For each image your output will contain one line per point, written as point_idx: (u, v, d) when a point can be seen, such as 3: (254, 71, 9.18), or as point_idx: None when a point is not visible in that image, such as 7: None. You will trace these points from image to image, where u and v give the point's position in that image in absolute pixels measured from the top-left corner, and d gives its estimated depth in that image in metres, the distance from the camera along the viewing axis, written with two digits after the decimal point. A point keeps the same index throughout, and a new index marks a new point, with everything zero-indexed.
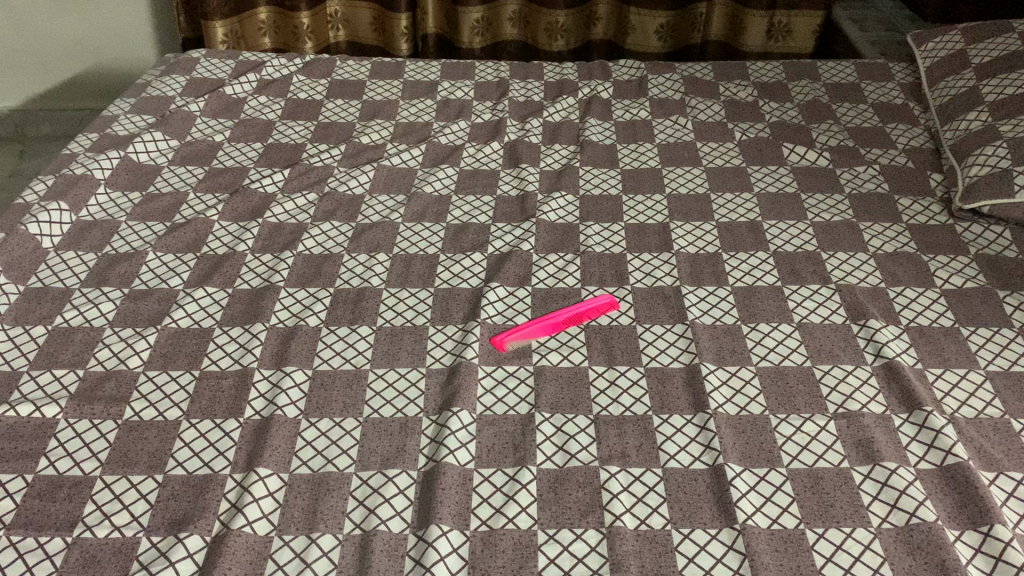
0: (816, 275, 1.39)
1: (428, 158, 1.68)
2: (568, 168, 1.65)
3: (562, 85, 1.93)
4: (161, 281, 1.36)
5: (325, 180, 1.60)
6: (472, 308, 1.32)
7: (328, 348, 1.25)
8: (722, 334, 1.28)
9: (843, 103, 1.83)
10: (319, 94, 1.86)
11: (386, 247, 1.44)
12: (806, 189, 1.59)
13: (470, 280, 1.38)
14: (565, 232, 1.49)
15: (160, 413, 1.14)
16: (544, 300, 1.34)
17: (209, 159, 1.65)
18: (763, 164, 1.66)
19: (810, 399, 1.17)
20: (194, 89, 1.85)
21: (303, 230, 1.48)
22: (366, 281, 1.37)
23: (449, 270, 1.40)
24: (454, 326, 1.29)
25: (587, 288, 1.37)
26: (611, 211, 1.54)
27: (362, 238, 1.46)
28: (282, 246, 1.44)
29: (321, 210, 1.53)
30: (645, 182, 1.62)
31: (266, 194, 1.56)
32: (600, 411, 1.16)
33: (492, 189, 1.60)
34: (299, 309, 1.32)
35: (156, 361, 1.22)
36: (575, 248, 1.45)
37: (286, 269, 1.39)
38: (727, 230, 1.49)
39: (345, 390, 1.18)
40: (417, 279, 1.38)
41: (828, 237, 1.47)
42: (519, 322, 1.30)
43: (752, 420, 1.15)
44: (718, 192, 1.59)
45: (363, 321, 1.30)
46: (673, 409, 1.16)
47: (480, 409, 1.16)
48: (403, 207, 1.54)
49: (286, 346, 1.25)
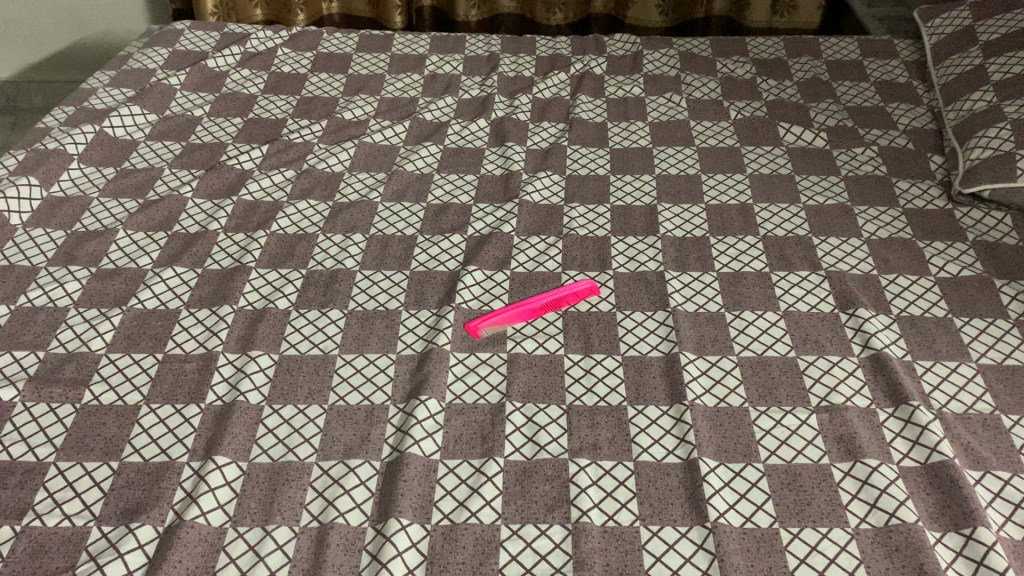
0: (806, 261, 1.33)
1: (412, 135, 1.63)
2: (556, 147, 1.60)
3: (554, 60, 1.87)
4: (129, 260, 1.32)
5: (304, 156, 1.56)
6: (447, 293, 1.28)
7: (296, 332, 1.21)
8: (705, 322, 1.24)
9: (844, 81, 1.77)
10: (303, 68, 1.82)
11: (363, 227, 1.40)
12: (801, 171, 1.53)
13: (448, 262, 1.34)
14: (549, 214, 1.44)
15: (120, 398, 1.11)
16: (522, 285, 1.30)
17: (186, 134, 1.61)
18: (757, 144, 1.60)
19: (792, 391, 1.13)
20: (175, 62, 1.81)
21: (278, 209, 1.44)
22: (339, 263, 1.33)
23: (427, 252, 1.36)
24: (428, 310, 1.25)
25: (568, 273, 1.32)
26: (597, 193, 1.49)
27: (338, 218, 1.42)
28: (256, 225, 1.40)
29: (298, 188, 1.49)
30: (634, 162, 1.57)
31: (243, 170, 1.52)
32: (574, 401, 1.12)
33: (477, 167, 1.55)
34: (269, 291, 1.28)
35: (119, 343, 1.19)
36: (559, 230, 1.41)
37: (259, 249, 1.35)
38: (717, 214, 1.44)
39: (310, 376, 1.15)
40: (392, 262, 1.34)
41: (820, 222, 1.41)
42: (495, 307, 1.26)
43: (730, 413, 1.11)
44: (710, 173, 1.54)
45: (334, 304, 1.26)
46: (649, 400, 1.12)
47: (450, 397, 1.13)
48: (383, 186, 1.50)
49: (253, 329, 1.21)
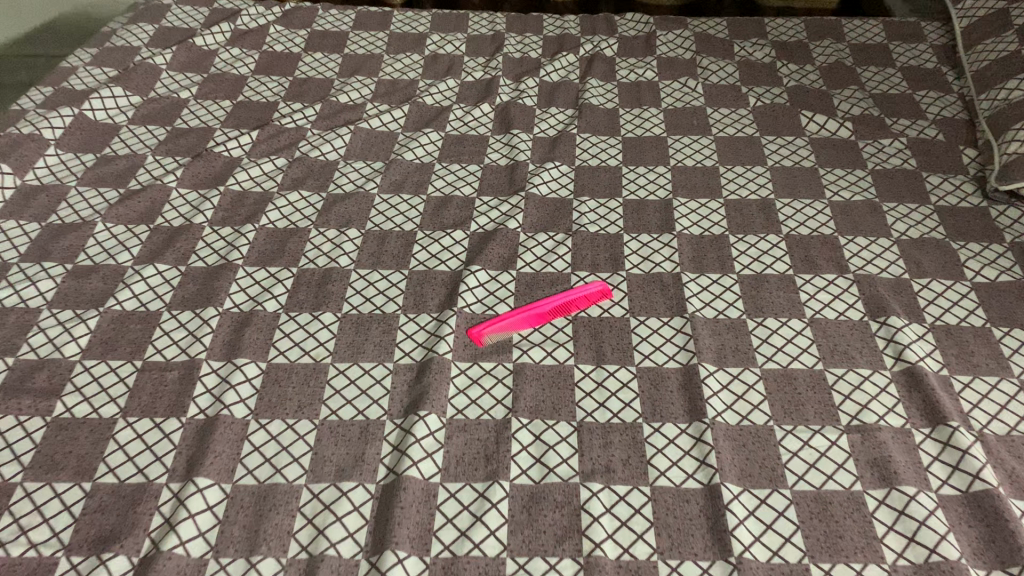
0: (833, 263, 1.25)
1: (412, 121, 1.54)
2: (564, 135, 1.51)
3: (562, 41, 1.77)
4: (108, 256, 1.23)
5: (297, 143, 1.47)
6: (449, 295, 1.20)
7: (286, 338, 1.13)
8: (725, 330, 1.15)
9: (869, 66, 1.67)
10: (297, 47, 1.71)
11: (358, 222, 1.31)
12: (825, 164, 1.44)
13: (449, 261, 1.25)
14: (557, 209, 1.35)
15: (94, 410, 1.03)
16: (529, 287, 1.21)
17: (171, 118, 1.51)
18: (778, 134, 1.51)
19: (820, 409, 1.05)
20: (161, 40, 1.71)
21: (268, 201, 1.34)
22: (333, 261, 1.24)
23: (427, 250, 1.27)
24: (428, 315, 1.17)
25: (578, 274, 1.24)
26: (608, 186, 1.40)
27: (331, 211, 1.33)
28: (245, 219, 1.31)
29: (290, 177, 1.39)
30: (648, 152, 1.48)
31: (231, 158, 1.43)
32: (585, 417, 1.04)
33: (480, 157, 1.46)
34: (258, 292, 1.19)
35: (95, 348, 1.10)
36: (567, 227, 1.32)
37: (247, 245, 1.26)
38: (736, 210, 1.35)
39: (300, 387, 1.06)
40: (390, 261, 1.25)
41: (847, 220, 1.32)
42: (500, 312, 1.17)
43: (754, 432, 1.02)
44: (728, 165, 1.44)
45: (326, 308, 1.17)
46: (666, 417, 1.04)
47: (451, 412, 1.04)
48: (381, 176, 1.40)
49: (239, 335, 1.13)
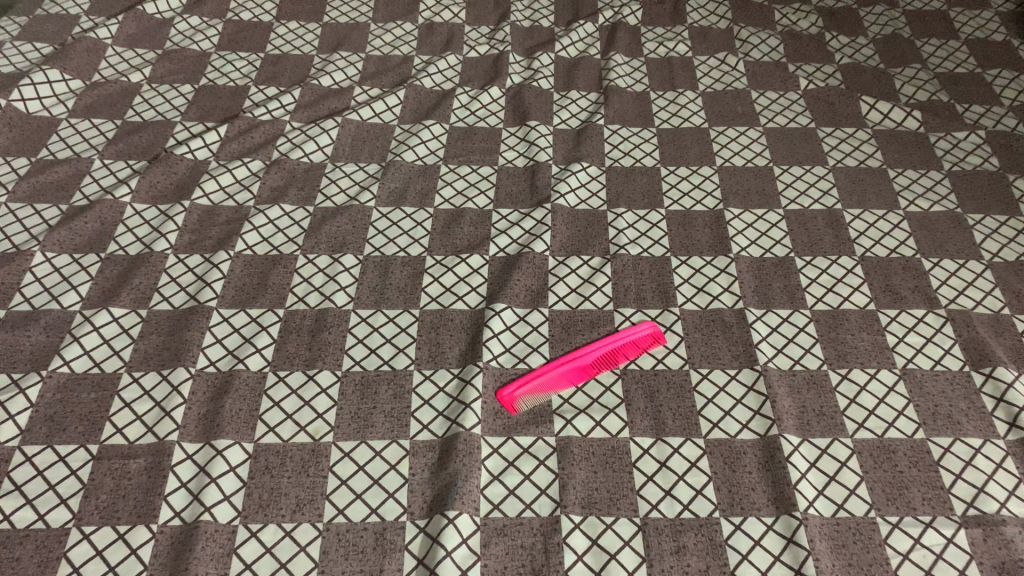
0: (919, 296, 1.06)
1: (409, 109, 1.31)
2: (589, 128, 1.29)
3: (577, 7, 1.53)
4: (50, 299, 1.01)
5: (274, 141, 1.23)
6: (470, 344, 0.99)
7: (276, 409, 0.92)
8: (804, 388, 0.97)
9: (929, 39, 1.46)
10: (268, 14, 1.46)
11: (354, 245, 1.09)
12: (895, 163, 1.24)
13: (468, 297, 1.04)
14: (589, 225, 1.14)
15: (41, 518, 0.82)
16: (566, 330, 1.01)
17: (121, 109, 1.26)
18: (836, 124, 1.30)
19: (929, 494, 0.87)
20: (104, 6, 1.44)
21: (244, 218, 1.12)
22: (327, 299, 1.03)
23: (440, 281, 1.06)
24: (448, 371, 0.96)
25: (622, 312, 1.03)
26: (646, 193, 1.19)
27: (321, 231, 1.11)
28: (217, 244, 1.09)
29: (268, 186, 1.17)
30: (688, 148, 1.26)
31: (196, 161, 1.19)
32: (649, 512, 0.85)
33: (493, 156, 1.24)
34: (238, 345, 0.98)
35: (38, 429, 0.88)
36: (604, 248, 1.11)
37: (221, 281, 1.04)
38: (798, 225, 1.15)
39: (298, 478, 0.86)
40: (395, 297, 1.03)
41: (928, 237, 1.13)
42: (535, 366, 0.97)
43: (854, 528, 0.85)
44: (783, 165, 1.24)
45: (323, 364, 0.96)
46: (747, 511, 0.86)
47: (486, 508, 0.85)
48: (377, 183, 1.18)
49: (218, 406, 0.92)
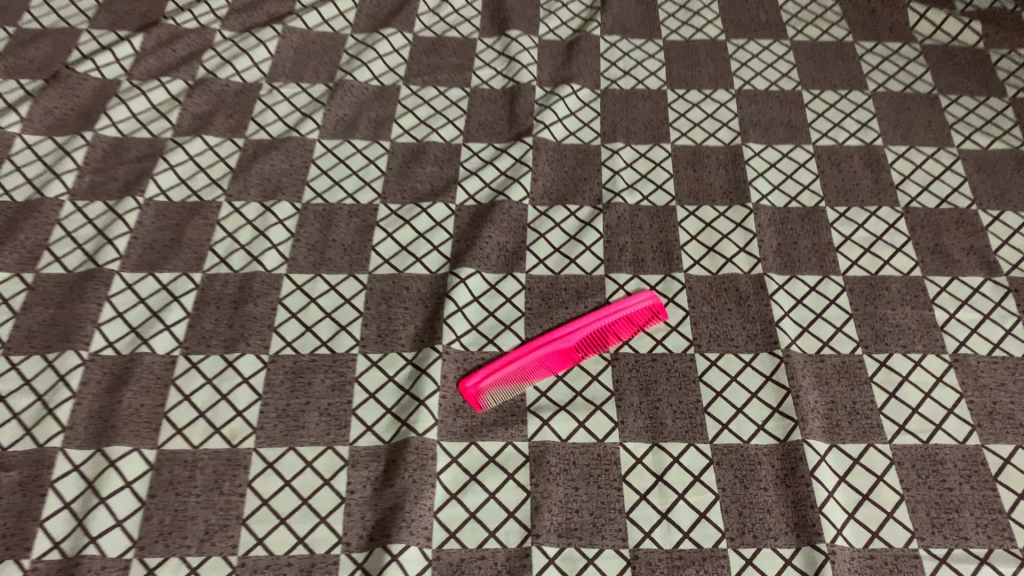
0: (976, 260, 0.88)
1: (366, 16, 1.09)
2: (581, 40, 1.07)
3: None
4: None
5: (200, 55, 1.02)
6: (428, 321, 0.81)
7: (187, 405, 0.75)
8: (833, 379, 0.79)
9: None
10: None
11: (291, 189, 0.90)
12: (948, 88, 1.03)
13: (428, 258, 0.86)
14: (578, 164, 0.95)
15: None
16: (546, 302, 0.83)
17: (15, 12, 1.04)
18: (878, 37, 1.09)
19: (984, 519, 0.71)
20: None
21: (158, 155, 0.92)
22: (255, 260, 0.84)
23: (394, 237, 0.87)
24: (399, 355, 0.79)
25: (614, 278, 0.85)
26: (649, 123, 0.99)
27: (251, 172, 0.91)
28: (123, 187, 0.89)
29: (190, 114, 0.96)
30: (700, 66, 1.05)
31: (103, 80, 0.99)
32: (641, 542, 0.70)
33: (465, 75, 1.03)
34: (144, 321, 0.80)
35: None
36: (595, 195, 0.92)
37: (127, 236, 0.85)
38: (830, 166, 0.96)
39: (210, 496, 0.70)
40: (338, 257, 0.85)
41: (988, 184, 0.94)
42: (506, 348, 0.80)
43: (891, 563, 0.69)
44: (813, 89, 1.03)
45: (247, 346, 0.78)
46: (761, 541, 0.70)
47: (441, 536, 0.69)
48: (323, 109, 0.97)
49: (115, 401, 0.75)
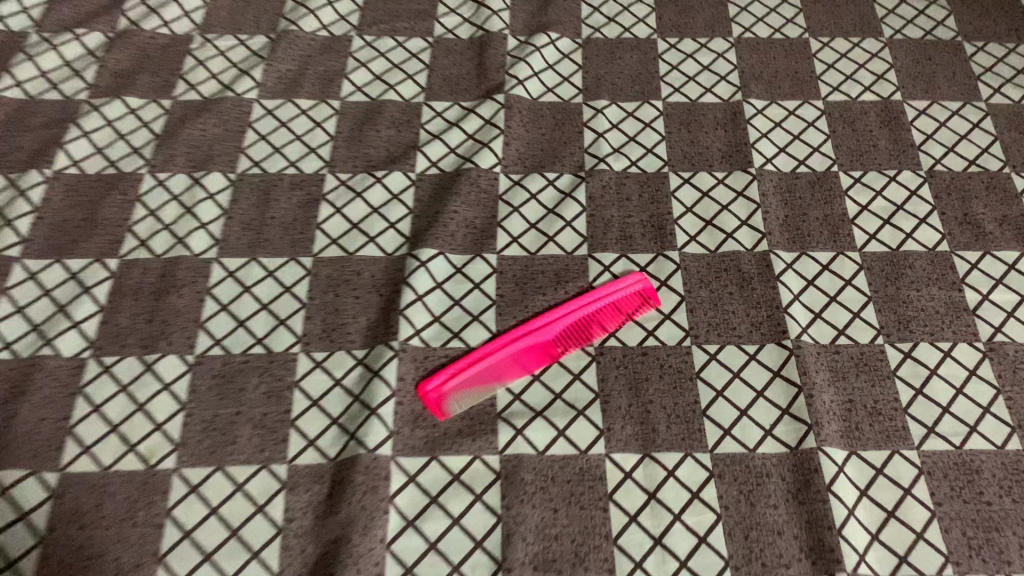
0: (1010, 232, 0.77)
1: None
2: None
3: None
4: None
5: (121, 4, 0.89)
6: (382, 312, 0.70)
7: (96, 418, 0.64)
8: (851, 374, 0.69)
9: None
10: None
11: (225, 159, 0.78)
12: (974, 34, 0.91)
13: (382, 237, 0.74)
14: (557, 124, 0.82)
15: None
16: (520, 288, 0.72)
17: None
18: None
19: None
20: None
21: (71, 120, 0.80)
22: (181, 243, 0.73)
23: (344, 212, 0.75)
24: (348, 354, 0.68)
25: (598, 259, 0.74)
26: (637, 77, 0.87)
27: (179, 138, 0.79)
28: (28, 158, 0.77)
29: (109, 71, 0.84)
30: (695, 12, 0.93)
31: (8, 34, 0.86)
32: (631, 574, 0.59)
33: (428, 23, 0.90)
34: (47, 317, 0.68)
35: None
36: (575, 161, 0.80)
37: (30, 216, 0.73)
38: (843, 124, 0.84)
39: (121, 529, 0.59)
40: (278, 238, 0.73)
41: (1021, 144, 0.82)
42: (473, 343, 0.69)
43: None
44: (822, 36, 0.91)
45: (169, 346, 0.67)
46: (772, 570, 0.60)
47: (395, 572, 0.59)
48: (263, 65, 0.85)
49: (10, 415, 0.63)
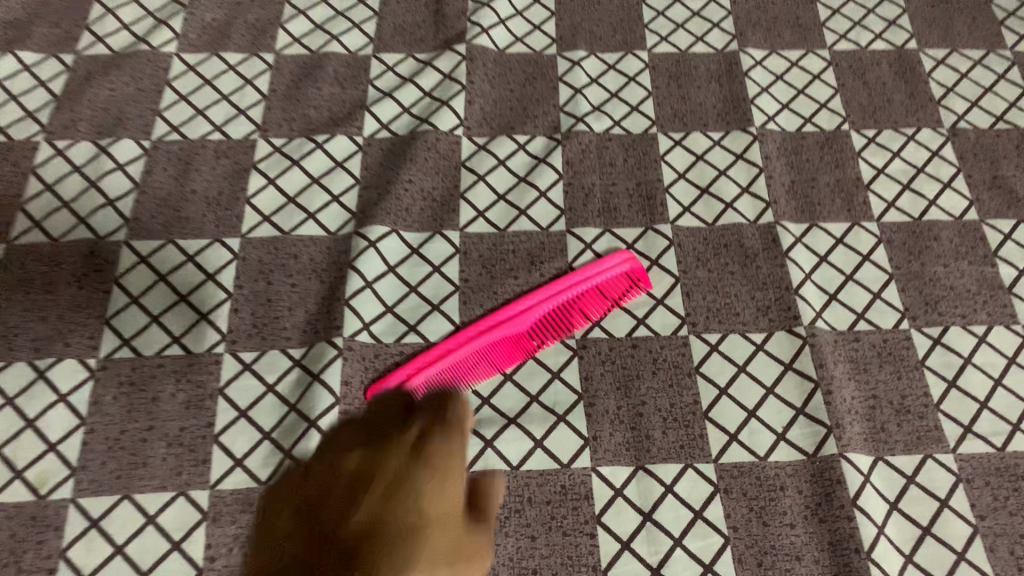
0: None
1: None
2: None
3: None
4: None
5: None
6: (325, 301, 0.59)
7: None
8: (874, 365, 0.59)
9: None
10: None
11: (138, 123, 0.66)
12: None
13: (325, 212, 0.63)
14: (528, 78, 0.71)
15: None
16: (487, 270, 0.61)
17: None
18: None
19: None
20: None
21: None
22: (83, 224, 0.61)
23: (279, 184, 0.64)
24: (283, 353, 0.57)
25: (578, 235, 0.63)
26: (618, 24, 0.76)
27: (83, 99, 0.67)
28: None
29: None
30: None
31: None
32: None
33: None
34: None
35: None
36: (550, 120, 0.69)
37: None
38: (853, 76, 0.74)
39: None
40: (199, 216, 0.62)
41: None
42: (433, 337, 0.58)
43: None
44: None
45: (66, 349, 0.56)
46: None
47: None
48: (184, 13, 0.73)
49: None
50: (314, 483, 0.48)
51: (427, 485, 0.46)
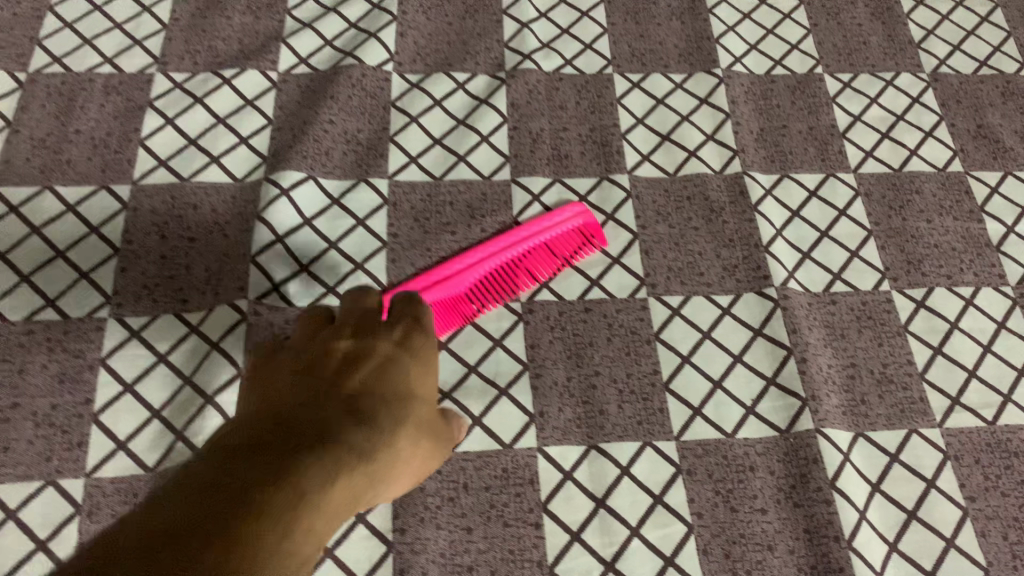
0: None
1: None
2: None
3: None
4: None
5: None
6: (230, 258, 0.51)
7: None
8: (852, 330, 0.53)
9: None
10: None
11: (12, 54, 0.57)
12: None
13: (231, 157, 0.55)
14: (468, 9, 0.63)
15: None
16: (420, 224, 0.54)
17: None
18: None
19: None
20: None
21: None
22: None
23: (178, 124, 0.55)
24: (180, 318, 0.49)
25: (524, 184, 0.56)
26: None
27: None
28: None
29: None
30: None
31: None
32: None
33: None
34: None
35: None
36: (492, 58, 0.61)
37: None
38: (828, 13, 0.67)
39: None
40: (82, 160, 0.53)
41: None
42: None
43: None
44: None
45: None
46: None
47: None
48: None
49: None
50: (264, 379, 0.38)
51: (411, 374, 0.39)
